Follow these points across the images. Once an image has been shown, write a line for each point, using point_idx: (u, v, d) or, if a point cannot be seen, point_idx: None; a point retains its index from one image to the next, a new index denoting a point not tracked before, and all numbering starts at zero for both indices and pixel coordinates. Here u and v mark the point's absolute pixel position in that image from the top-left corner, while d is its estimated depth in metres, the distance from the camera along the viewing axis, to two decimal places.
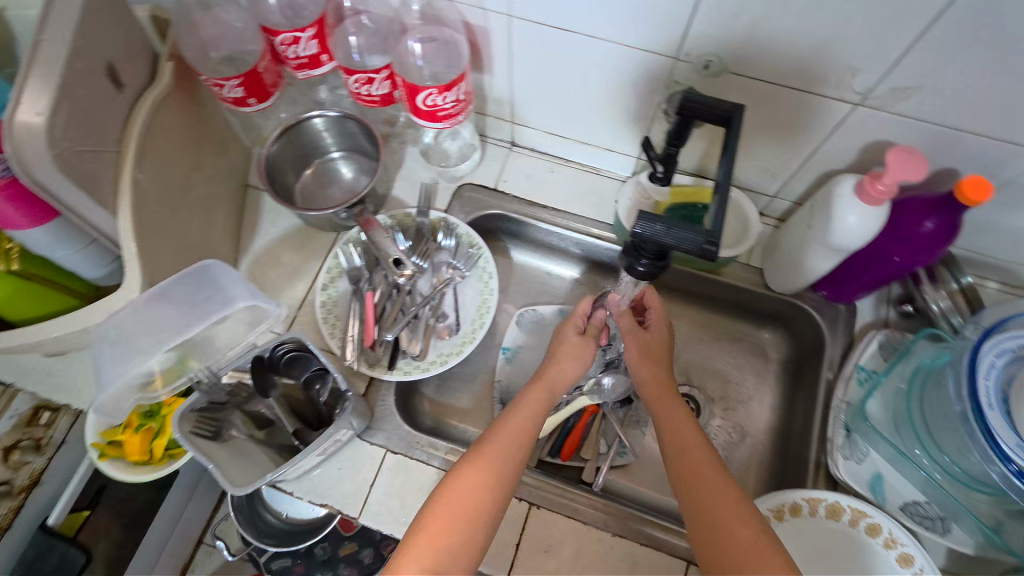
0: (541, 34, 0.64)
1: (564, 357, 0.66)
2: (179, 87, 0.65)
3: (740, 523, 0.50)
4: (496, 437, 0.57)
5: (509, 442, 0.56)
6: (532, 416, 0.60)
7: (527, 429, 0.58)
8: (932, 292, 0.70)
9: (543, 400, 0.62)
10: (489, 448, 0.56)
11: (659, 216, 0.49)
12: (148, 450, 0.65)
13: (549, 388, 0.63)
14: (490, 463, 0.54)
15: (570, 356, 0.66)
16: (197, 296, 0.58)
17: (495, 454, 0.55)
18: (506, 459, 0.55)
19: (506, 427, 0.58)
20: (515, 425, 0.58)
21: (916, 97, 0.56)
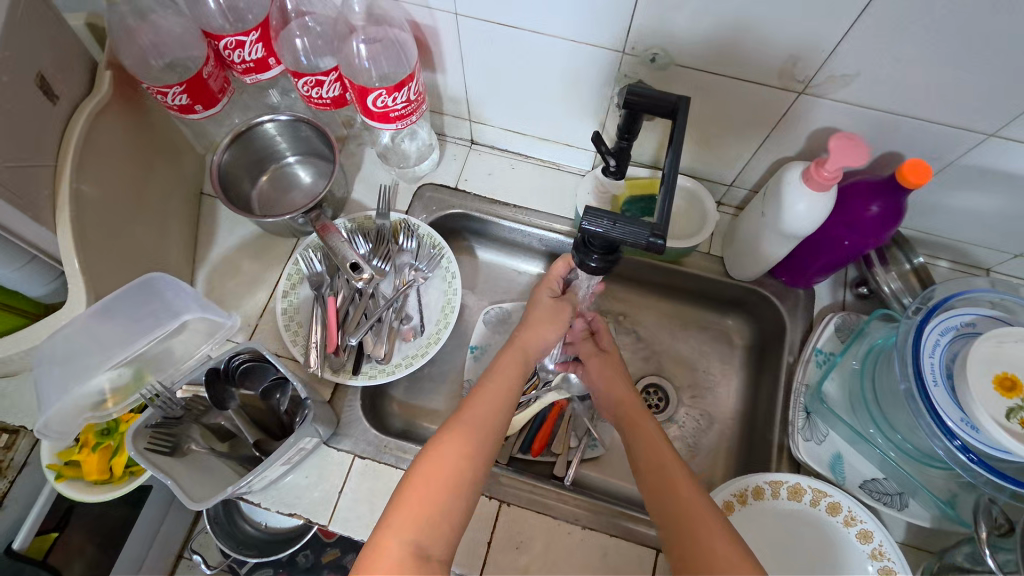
0: (489, 31, 0.64)
1: (536, 324, 0.67)
2: (119, 96, 0.63)
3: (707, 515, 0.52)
4: (474, 403, 0.58)
5: (489, 409, 0.58)
6: (510, 381, 0.61)
7: (506, 393, 0.60)
8: (884, 274, 0.72)
9: (519, 365, 0.63)
10: (469, 415, 0.57)
11: (604, 211, 0.49)
12: (108, 468, 0.64)
13: (523, 352, 0.65)
14: (473, 434, 0.55)
15: (544, 320, 0.67)
16: (143, 309, 0.57)
17: (474, 425, 0.56)
18: (488, 425, 0.56)
19: (484, 393, 0.59)
20: (494, 390, 0.60)
21: (856, 84, 0.57)
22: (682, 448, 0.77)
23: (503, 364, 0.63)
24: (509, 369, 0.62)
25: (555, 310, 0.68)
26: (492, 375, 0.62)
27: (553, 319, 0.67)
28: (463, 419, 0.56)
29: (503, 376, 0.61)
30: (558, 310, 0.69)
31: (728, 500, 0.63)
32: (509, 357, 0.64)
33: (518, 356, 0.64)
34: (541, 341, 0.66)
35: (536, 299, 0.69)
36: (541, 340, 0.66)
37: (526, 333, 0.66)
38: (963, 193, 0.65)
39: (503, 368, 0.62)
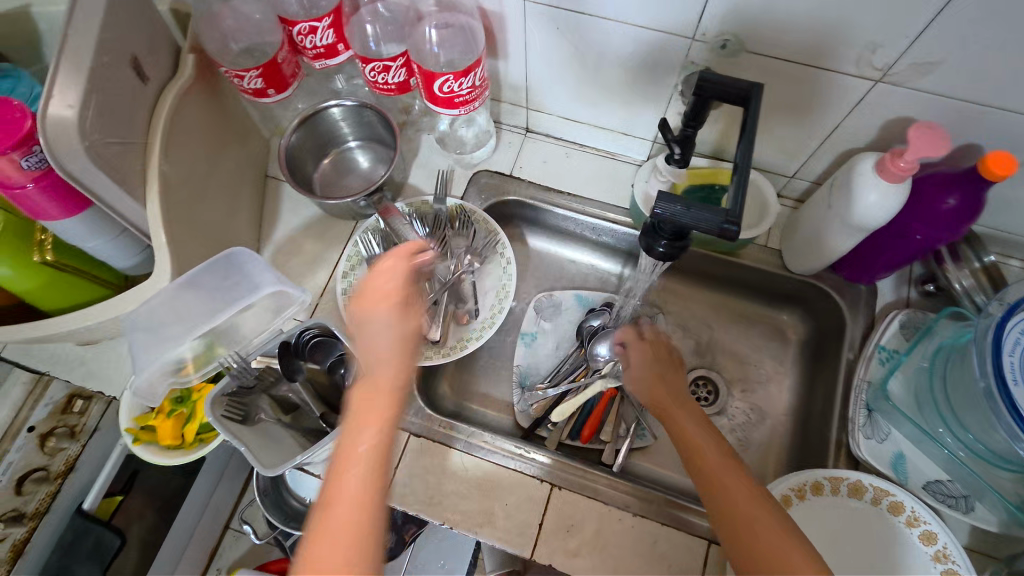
0: (554, 16, 0.64)
1: (379, 375, 0.48)
2: (201, 78, 0.66)
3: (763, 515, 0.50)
4: (334, 485, 0.44)
5: (352, 494, 0.43)
6: (376, 449, 0.45)
7: (371, 462, 0.45)
8: (955, 270, 0.69)
9: (392, 367, 0.48)
10: (328, 502, 0.43)
11: (678, 197, 0.49)
12: (180, 433, 0.67)
13: (371, 402, 0.47)
14: (342, 530, 0.42)
15: (368, 317, 0.50)
16: (225, 283, 0.60)
17: (338, 518, 0.42)
18: (353, 504, 0.43)
19: (359, 445, 0.45)
20: (353, 462, 0.44)
21: (938, 72, 0.55)
22: (732, 442, 0.77)
23: (355, 427, 0.46)
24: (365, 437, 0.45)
25: (385, 333, 0.49)
26: (354, 440, 0.45)
27: (386, 337, 0.49)
28: (327, 505, 0.43)
29: (356, 442, 0.45)
30: (400, 309, 0.51)
31: (785, 494, 0.62)
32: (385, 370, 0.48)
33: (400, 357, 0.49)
34: (382, 341, 0.49)
35: (368, 319, 0.50)
36: (383, 384, 0.47)
37: (371, 375, 0.48)
38: None
39: (359, 437, 0.45)
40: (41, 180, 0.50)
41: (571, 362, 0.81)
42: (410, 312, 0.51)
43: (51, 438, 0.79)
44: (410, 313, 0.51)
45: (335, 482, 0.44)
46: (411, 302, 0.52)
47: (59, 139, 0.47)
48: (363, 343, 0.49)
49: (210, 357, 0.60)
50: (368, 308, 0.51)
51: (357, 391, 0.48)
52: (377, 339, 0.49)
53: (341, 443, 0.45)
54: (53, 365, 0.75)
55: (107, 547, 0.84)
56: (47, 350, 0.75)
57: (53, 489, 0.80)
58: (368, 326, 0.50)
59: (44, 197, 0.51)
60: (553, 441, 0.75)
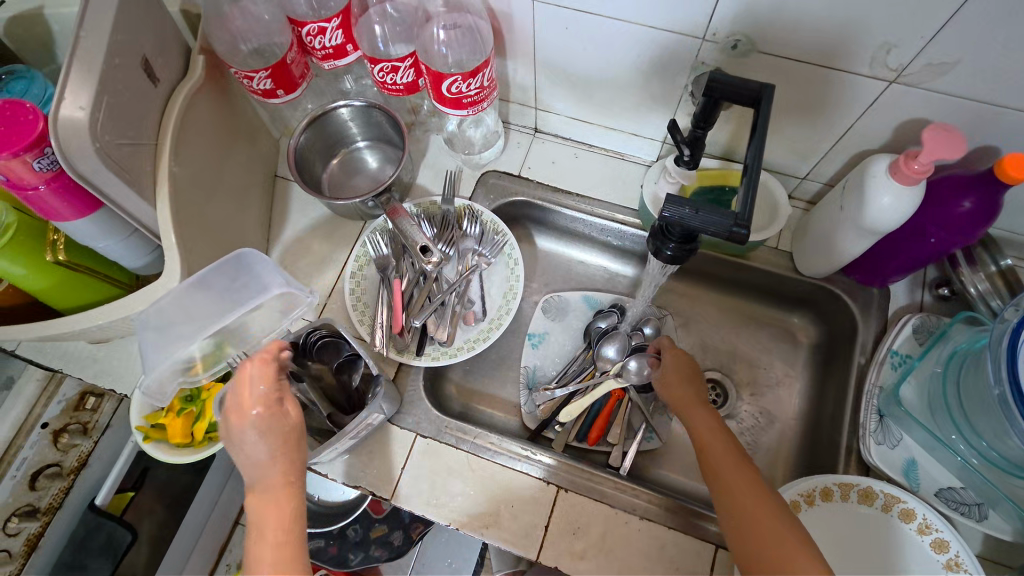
0: (562, 16, 0.64)
1: (275, 482, 0.49)
2: (211, 79, 0.66)
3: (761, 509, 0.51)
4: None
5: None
6: (272, 551, 0.47)
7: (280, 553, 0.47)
8: (969, 274, 0.69)
9: (280, 470, 0.50)
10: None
11: (686, 200, 0.49)
12: (189, 433, 0.67)
13: (269, 510, 0.49)
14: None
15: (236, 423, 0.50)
16: (234, 284, 0.59)
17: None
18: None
19: (263, 556, 0.47)
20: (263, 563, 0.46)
21: (955, 72, 0.54)
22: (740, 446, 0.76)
23: (263, 534, 0.48)
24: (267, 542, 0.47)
25: (259, 452, 0.50)
26: (258, 550, 0.47)
27: (260, 455, 0.50)
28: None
29: (262, 545, 0.47)
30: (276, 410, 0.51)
31: (794, 500, 0.62)
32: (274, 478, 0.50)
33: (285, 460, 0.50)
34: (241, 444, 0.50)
35: (234, 435, 0.50)
36: (288, 490, 0.50)
37: (261, 488, 0.50)
38: None
39: (261, 545, 0.47)
40: (53, 182, 0.51)
41: (579, 363, 0.80)
42: (276, 414, 0.51)
43: (65, 434, 0.83)
44: (282, 411, 0.51)
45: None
46: (285, 403, 0.52)
47: (71, 140, 0.48)
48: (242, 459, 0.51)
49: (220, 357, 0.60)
50: (237, 424, 0.50)
51: (254, 505, 0.49)
52: (251, 455, 0.50)
53: (249, 558, 0.47)
54: (66, 363, 0.73)
55: (118, 542, 0.87)
56: (60, 347, 0.74)
57: (66, 484, 0.84)
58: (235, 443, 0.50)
59: (56, 198, 0.52)
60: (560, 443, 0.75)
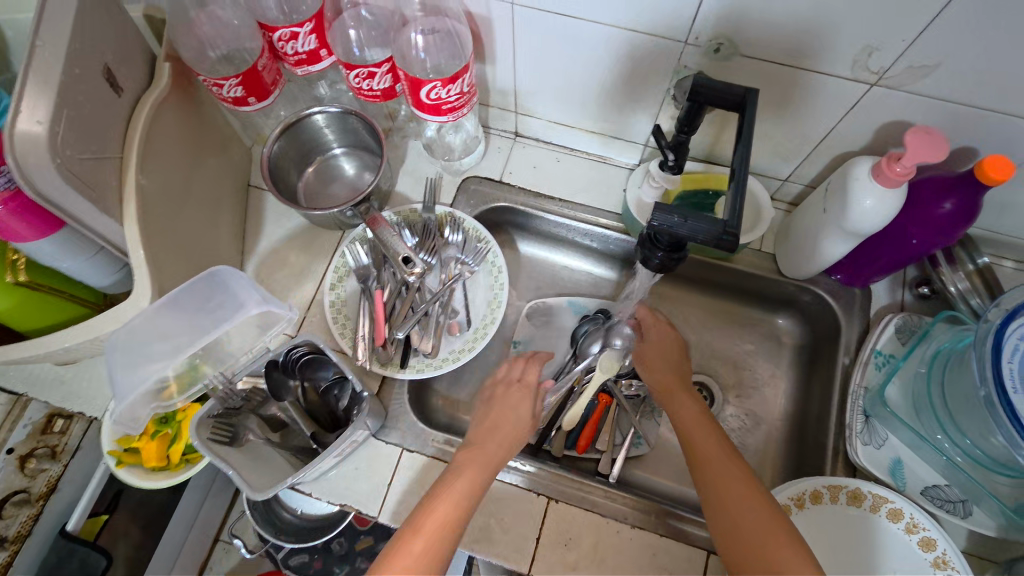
0: (544, 20, 0.63)
1: (490, 433, 0.60)
2: (178, 86, 0.64)
3: (753, 506, 0.52)
4: (433, 509, 0.52)
5: (446, 514, 0.51)
6: (468, 490, 0.53)
7: (467, 490, 0.53)
8: (950, 273, 0.69)
9: (519, 427, 0.61)
10: (428, 521, 0.51)
11: (674, 207, 0.48)
12: (166, 456, 0.65)
13: (483, 459, 0.57)
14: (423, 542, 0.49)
15: (519, 396, 0.63)
16: (210, 303, 0.58)
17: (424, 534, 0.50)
18: (446, 524, 0.51)
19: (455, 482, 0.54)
20: (453, 492, 0.53)
21: (935, 75, 0.54)
22: None
23: (463, 474, 0.54)
24: (465, 482, 0.54)
25: (514, 410, 0.62)
26: (454, 478, 0.55)
27: (518, 413, 0.62)
28: (422, 522, 0.51)
29: (462, 482, 0.54)
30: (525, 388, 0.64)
31: (785, 504, 0.62)
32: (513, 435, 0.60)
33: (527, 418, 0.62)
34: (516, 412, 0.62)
35: (506, 399, 0.63)
36: (502, 451, 0.58)
37: (490, 439, 0.59)
38: None
39: (461, 480, 0.54)
40: (10, 201, 0.48)
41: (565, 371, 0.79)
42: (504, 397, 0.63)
43: (31, 460, 0.80)
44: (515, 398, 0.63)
45: (435, 502, 0.52)
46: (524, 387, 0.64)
47: (28, 155, 0.45)
48: (501, 416, 0.61)
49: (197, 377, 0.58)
50: (503, 393, 0.64)
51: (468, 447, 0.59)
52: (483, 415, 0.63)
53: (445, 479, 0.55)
54: (30, 386, 0.70)
55: (92, 568, 0.82)
56: (22, 370, 0.71)
57: (35, 510, 0.81)
58: (497, 404, 0.63)
59: (13, 219, 0.49)
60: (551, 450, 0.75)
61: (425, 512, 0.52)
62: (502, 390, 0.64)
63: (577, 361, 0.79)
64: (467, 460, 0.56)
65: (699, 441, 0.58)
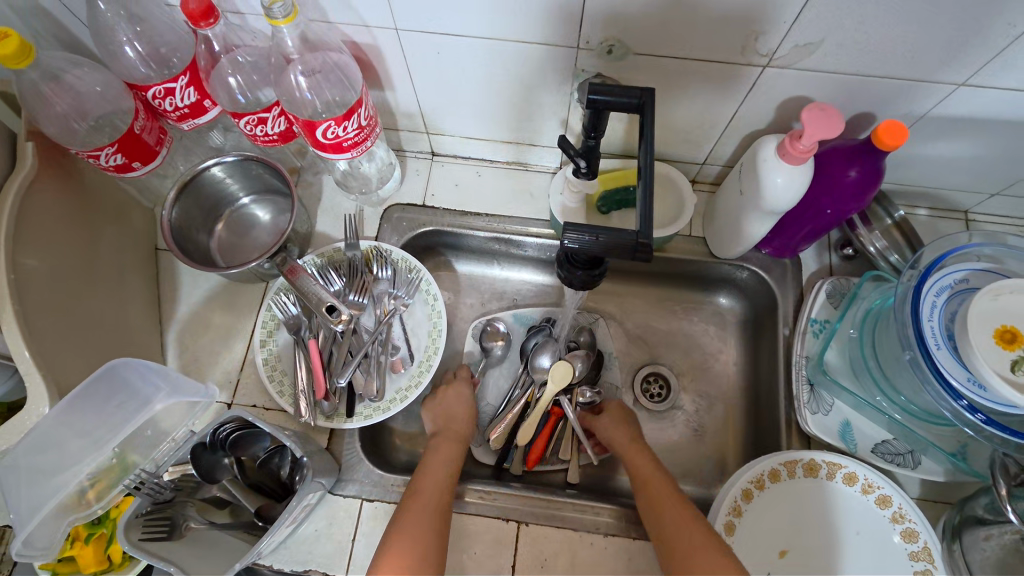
0: (431, 42, 0.60)
1: (457, 415, 0.70)
2: (50, 167, 0.59)
3: (690, 525, 0.55)
4: (428, 478, 0.61)
5: (435, 485, 0.60)
6: (447, 465, 0.63)
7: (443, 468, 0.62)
8: (867, 234, 0.71)
9: (465, 403, 0.72)
10: (423, 487, 0.59)
11: (585, 226, 0.47)
12: (106, 557, 0.60)
13: (455, 435, 0.67)
14: (424, 513, 0.57)
15: (458, 399, 0.72)
16: (110, 403, 0.54)
17: (417, 507, 0.57)
18: (432, 499, 0.58)
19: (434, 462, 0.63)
20: (438, 465, 0.63)
21: (821, 51, 0.55)
22: (688, 433, 0.77)
23: (441, 449, 0.65)
24: (448, 451, 0.65)
25: (458, 400, 0.72)
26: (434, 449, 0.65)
27: (461, 402, 0.72)
28: (415, 500, 0.58)
29: (440, 457, 0.64)
30: (460, 390, 0.73)
31: (746, 487, 0.62)
32: (461, 416, 0.70)
33: (464, 394, 0.73)
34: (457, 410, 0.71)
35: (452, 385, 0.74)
36: (466, 429, 0.69)
37: (453, 421, 0.69)
38: (935, 143, 0.65)
39: (441, 454, 0.64)
40: None
41: (520, 388, 0.77)
42: (452, 388, 0.73)
43: None
44: (458, 389, 0.73)
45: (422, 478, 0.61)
46: (457, 387, 0.73)
47: None
48: (453, 406, 0.71)
49: (124, 470, 0.55)
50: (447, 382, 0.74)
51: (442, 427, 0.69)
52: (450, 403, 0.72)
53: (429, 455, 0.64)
54: None
55: None
56: None
57: None
58: (449, 391, 0.73)
59: None
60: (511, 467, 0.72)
61: (415, 492, 0.59)
62: (446, 387, 0.74)
63: (530, 375, 0.77)
64: (439, 436, 0.67)
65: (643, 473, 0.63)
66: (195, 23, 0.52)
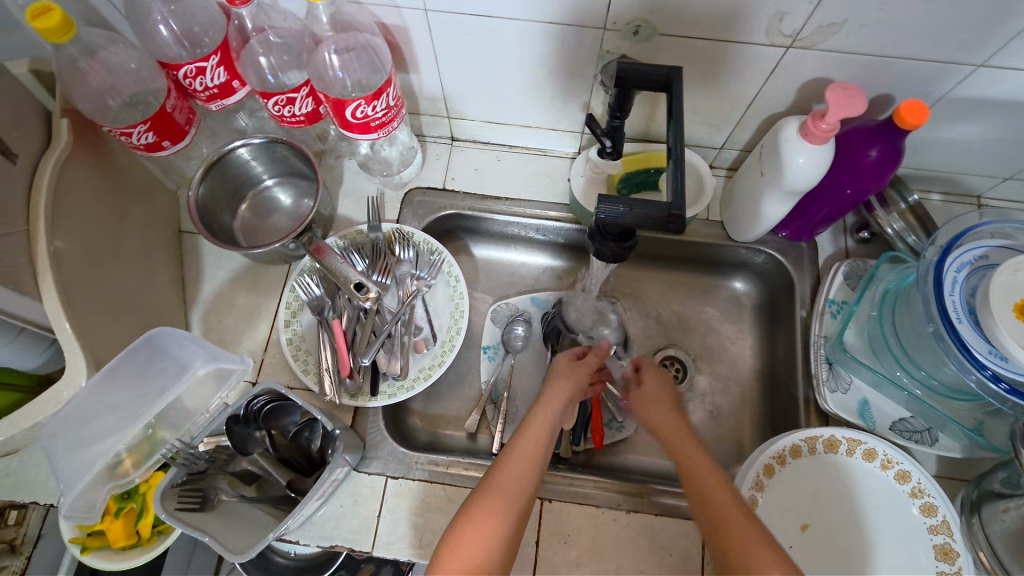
0: (460, 23, 0.61)
1: (562, 392, 0.62)
2: (83, 143, 0.60)
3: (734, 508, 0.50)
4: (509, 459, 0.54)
5: (520, 472, 0.53)
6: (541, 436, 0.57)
7: (534, 453, 0.55)
8: (885, 216, 0.72)
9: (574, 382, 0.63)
10: (505, 472, 0.53)
11: (619, 198, 0.48)
12: (135, 531, 0.61)
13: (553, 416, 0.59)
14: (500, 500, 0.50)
15: (565, 377, 0.64)
16: (152, 368, 0.55)
17: (501, 490, 0.51)
18: (517, 487, 0.52)
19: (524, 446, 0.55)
20: (523, 449, 0.55)
21: (845, 31, 0.56)
22: (706, 415, 0.78)
23: (529, 433, 0.57)
24: (535, 434, 0.57)
25: (573, 380, 0.64)
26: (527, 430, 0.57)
27: (572, 383, 0.63)
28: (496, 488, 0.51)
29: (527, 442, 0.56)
30: (575, 372, 0.65)
31: (768, 463, 0.63)
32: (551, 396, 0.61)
33: (577, 372, 0.65)
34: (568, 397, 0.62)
35: (563, 368, 0.65)
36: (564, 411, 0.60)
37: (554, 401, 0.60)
38: (951, 126, 0.66)
39: (528, 436, 0.56)
40: None
41: None
42: (564, 368, 0.65)
43: None
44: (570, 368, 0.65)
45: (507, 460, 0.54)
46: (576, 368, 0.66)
47: None
48: (562, 384, 0.63)
49: (154, 445, 0.55)
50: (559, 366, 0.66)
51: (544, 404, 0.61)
52: (563, 383, 0.63)
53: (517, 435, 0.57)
54: None
55: None
56: None
57: None
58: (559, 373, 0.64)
59: None
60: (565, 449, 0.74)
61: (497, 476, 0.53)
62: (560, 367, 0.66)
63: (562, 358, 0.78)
64: (538, 406, 0.60)
65: (697, 465, 0.54)
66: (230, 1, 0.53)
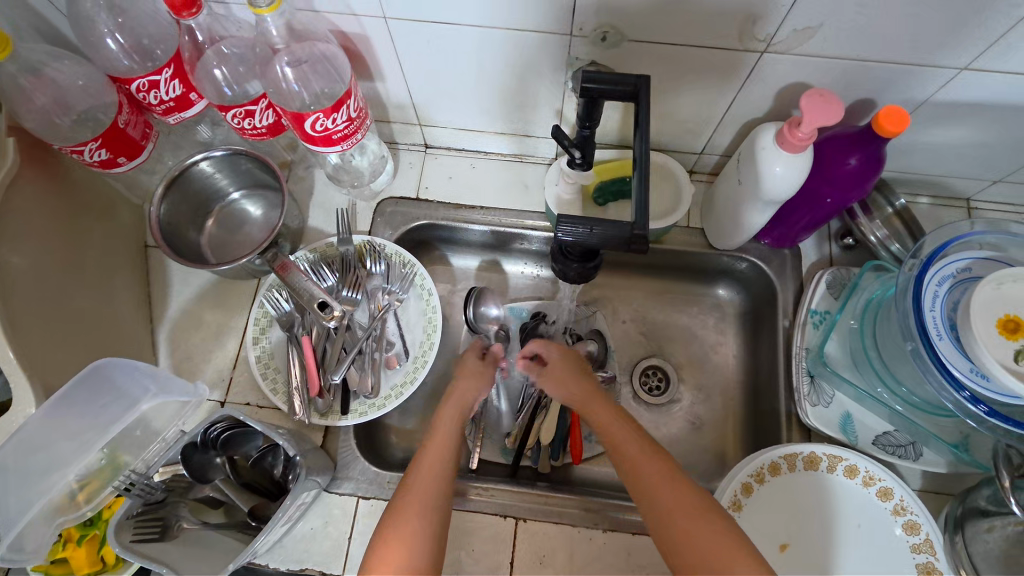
0: (421, 30, 0.59)
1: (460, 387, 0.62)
2: (31, 162, 0.58)
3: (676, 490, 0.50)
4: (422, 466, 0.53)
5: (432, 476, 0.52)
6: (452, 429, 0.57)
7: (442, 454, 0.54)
8: (868, 223, 0.70)
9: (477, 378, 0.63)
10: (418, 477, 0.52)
11: (580, 218, 0.46)
12: (99, 558, 0.59)
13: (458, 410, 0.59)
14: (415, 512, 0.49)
15: (472, 372, 0.64)
16: (95, 404, 0.53)
17: (419, 492, 0.51)
18: (430, 492, 0.51)
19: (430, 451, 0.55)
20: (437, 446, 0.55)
21: (819, 36, 0.53)
22: (687, 427, 0.76)
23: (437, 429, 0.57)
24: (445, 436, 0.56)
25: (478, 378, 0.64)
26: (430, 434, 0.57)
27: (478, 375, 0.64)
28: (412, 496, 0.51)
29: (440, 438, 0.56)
30: (482, 369, 0.65)
31: (745, 482, 0.61)
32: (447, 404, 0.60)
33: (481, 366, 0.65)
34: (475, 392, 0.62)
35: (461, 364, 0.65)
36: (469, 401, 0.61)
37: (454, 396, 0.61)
38: (936, 130, 0.63)
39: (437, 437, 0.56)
40: None
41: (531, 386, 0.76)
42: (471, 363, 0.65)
43: None
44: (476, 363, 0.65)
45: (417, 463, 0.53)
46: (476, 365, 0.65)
47: None
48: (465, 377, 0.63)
49: (114, 470, 0.55)
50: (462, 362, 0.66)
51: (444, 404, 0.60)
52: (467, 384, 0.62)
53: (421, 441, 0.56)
54: None
55: None
56: None
57: None
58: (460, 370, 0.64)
59: None
60: (546, 467, 0.72)
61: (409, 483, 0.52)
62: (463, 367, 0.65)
63: None
64: (446, 400, 0.60)
65: (629, 450, 0.54)
66: (177, 13, 0.51)
